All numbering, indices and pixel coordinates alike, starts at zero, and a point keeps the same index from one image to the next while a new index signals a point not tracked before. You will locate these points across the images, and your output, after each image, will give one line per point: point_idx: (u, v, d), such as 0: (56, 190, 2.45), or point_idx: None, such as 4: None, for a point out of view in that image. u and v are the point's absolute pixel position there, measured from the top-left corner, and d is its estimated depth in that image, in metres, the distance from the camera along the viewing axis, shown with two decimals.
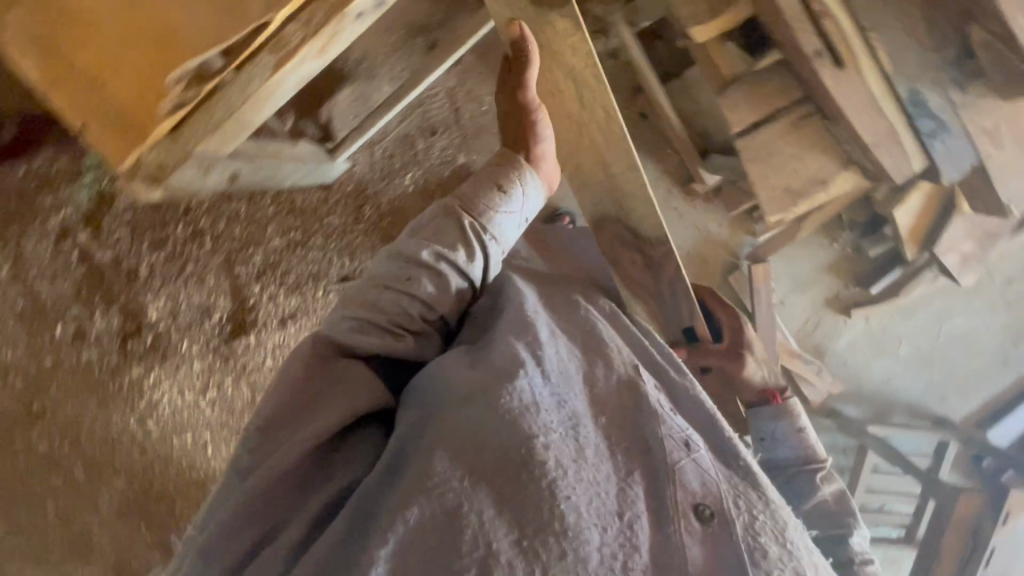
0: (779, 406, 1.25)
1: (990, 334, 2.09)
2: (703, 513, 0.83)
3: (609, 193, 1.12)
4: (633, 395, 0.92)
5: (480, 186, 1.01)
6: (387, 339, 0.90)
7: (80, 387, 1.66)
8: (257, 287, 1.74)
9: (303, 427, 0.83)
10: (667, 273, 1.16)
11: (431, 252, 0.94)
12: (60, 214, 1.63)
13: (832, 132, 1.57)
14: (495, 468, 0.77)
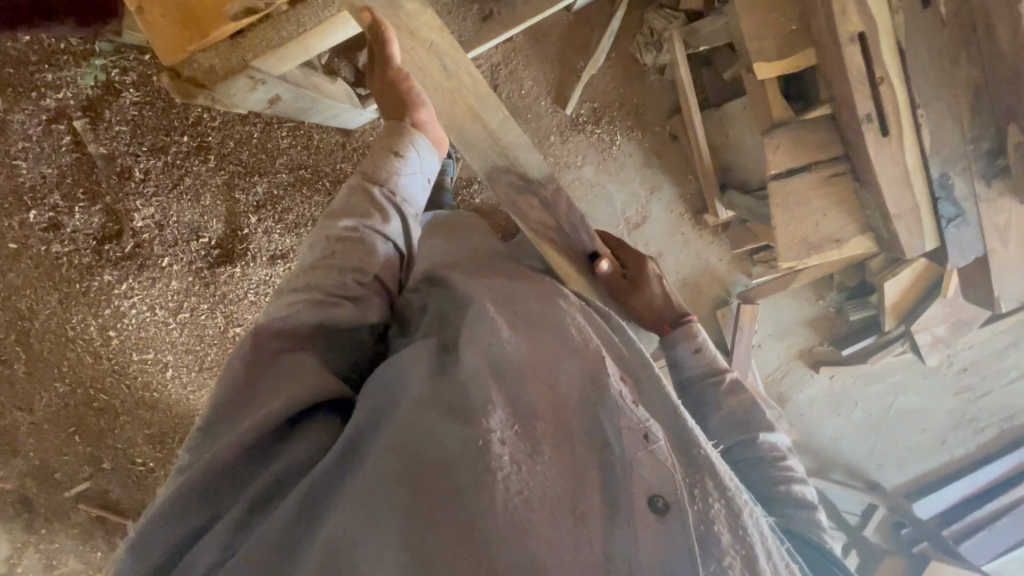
0: (670, 333, 1.18)
1: (937, 414, 2.23)
2: (656, 503, 0.74)
3: (489, 145, 1.03)
4: (594, 389, 0.84)
5: (380, 154, 0.94)
6: (324, 307, 0.84)
7: (46, 281, 1.61)
8: (253, 219, 1.67)
9: (251, 410, 0.78)
10: (562, 210, 1.10)
11: (349, 221, 0.90)
12: (59, 96, 1.52)
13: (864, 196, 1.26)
14: (446, 454, 0.73)
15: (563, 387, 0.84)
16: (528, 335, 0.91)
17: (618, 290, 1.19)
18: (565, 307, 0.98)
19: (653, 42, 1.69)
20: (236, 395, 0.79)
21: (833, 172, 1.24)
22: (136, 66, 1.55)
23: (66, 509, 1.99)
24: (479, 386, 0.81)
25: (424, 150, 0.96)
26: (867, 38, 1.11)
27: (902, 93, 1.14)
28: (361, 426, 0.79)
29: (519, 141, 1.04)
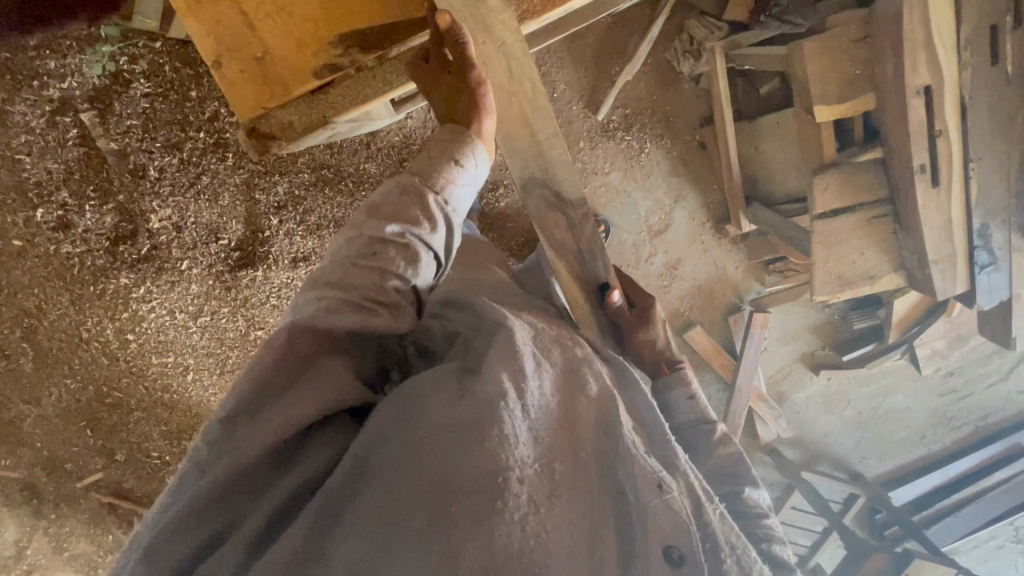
0: (667, 373, 1.13)
1: (922, 414, 2.36)
2: (672, 555, 0.66)
3: (532, 154, 0.98)
4: (609, 437, 0.74)
5: (432, 157, 0.82)
6: (357, 313, 0.72)
7: (54, 280, 1.55)
8: (274, 221, 1.60)
9: (283, 408, 0.66)
10: (585, 236, 1.04)
11: (396, 225, 0.77)
12: (64, 85, 1.41)
13: (900, 237, 1.30)
14: (461, 495, 0.60)
15: (577, 429, 0.73)
16: (543, 369, 0.78)
17: (627, 328, 1.12)
18: (582, 357, 0.85)
19: (692, 51, 1.64)
20: (266, 387, 0.67)
21: (877, 214, 1.28)
22: (147, 52, 1.42)
23: (75, 492, 1.84)
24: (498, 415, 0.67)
25: (479, 160, 0.85)
26: (932, 92, 1.11)
27: (958, 147, 1.15)
28: (361, 448, 0.67)
29: (564, 160, 0.98)
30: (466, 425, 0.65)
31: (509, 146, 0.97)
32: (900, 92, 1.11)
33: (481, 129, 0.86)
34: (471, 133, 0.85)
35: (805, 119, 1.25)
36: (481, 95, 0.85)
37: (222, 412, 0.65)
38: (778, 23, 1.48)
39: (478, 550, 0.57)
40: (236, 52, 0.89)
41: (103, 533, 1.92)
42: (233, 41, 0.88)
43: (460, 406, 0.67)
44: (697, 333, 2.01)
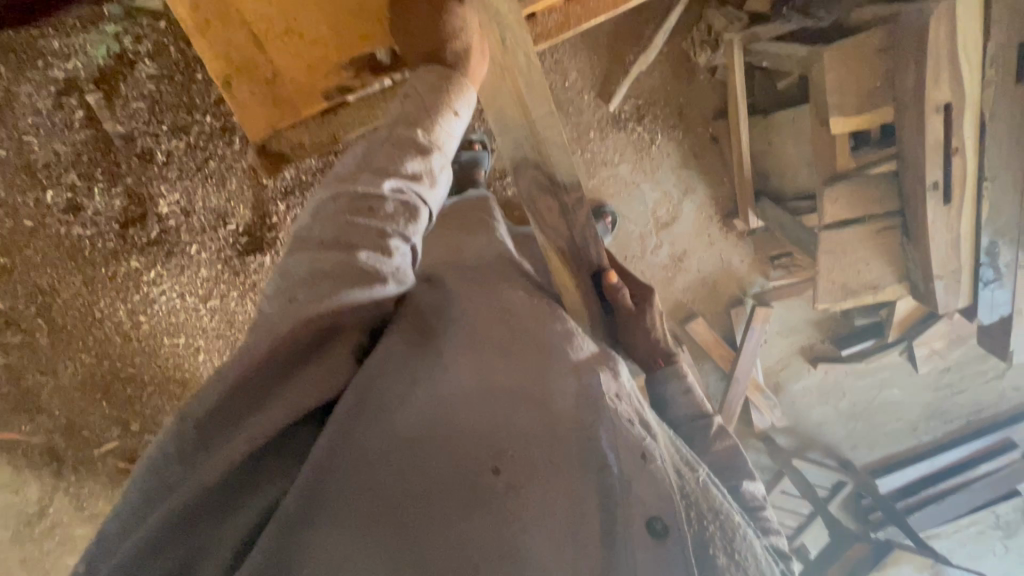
0: (664, 366, 1.13)
1: (915, 406, 2.40)
2: (655, 526, 0.64)
3: (525, 134, 0.92)
4: (589, 410, 0.73)
5: (430, 100, 0.78)
6: (359, 279, 0.70)
7: (67, 261, 1.58)
8: (281, 206, 1.61)
9: (264, 412, 0.65)
10: (579, 223, 1.01)
11: (392, 181, 0.74)
12: (68, 66, 1.39)
13: (905, 248, 1.29)
14: (439, 493, 0.64)
15: (553, 408, 0.73)
16: (514, 359, 0.80)
17: (622, 318, 1.10)
18: (559, 329, 0.87)
19: (710, 41, 1.60)
20: (239, 393, 0.64)
21: (884, 226, 1.27)
22: (151, 33, 1.40)
23: (93, 458, 1.93)
24: (467, 407, 0.71)
25: (471, 104, 0.82)
26: (952, 109, 1.08)
27: (973, 164, 1.14)
28: (346, 432, 0.66)
29: (558, 140, 0.92)
30: (433, 423, 0.68)
31: (503, 128, 0.94)
32: (919, 107, 1.08)
33: (472, 72, 0.85)
34: (463, 77, 0.82)
35: (821, 128, 1.22)
36: (473, 36, 0.85)
37: (194, 420, 0.62)
38: (799, 17, 1.41)
39: (453, 536, 0.61)
40: (243, 71, 0.91)
41: (120, 494, 2.02)
42: (243, 62, 0.90)
43: (428, 402, 0.70)
44: (698, 324, 2.02)
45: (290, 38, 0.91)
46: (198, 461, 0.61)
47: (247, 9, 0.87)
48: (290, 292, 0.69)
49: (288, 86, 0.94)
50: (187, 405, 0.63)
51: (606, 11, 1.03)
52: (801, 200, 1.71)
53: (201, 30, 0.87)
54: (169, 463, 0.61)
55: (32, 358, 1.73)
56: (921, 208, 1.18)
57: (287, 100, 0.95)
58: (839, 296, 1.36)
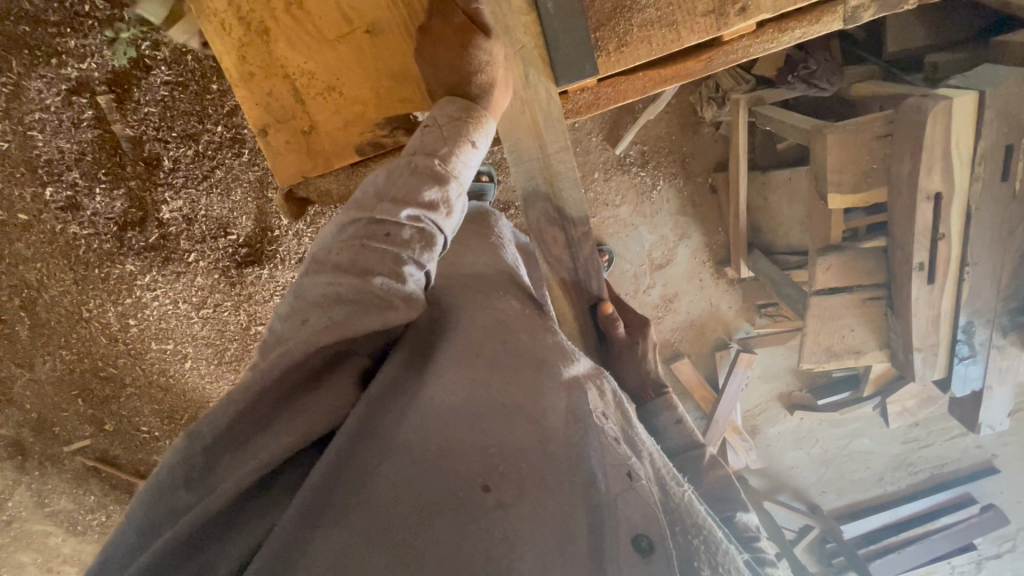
0: (654, 397, 1.13)
1: (882, 457, 2.48)
2: (641, 543, 0.59)
3: (539, 167, 1.01)
4: (577, 427, 0.68)
5: (452, 134, 0.78)
6: (375, 308, 0.65)
7: (58, 258, 1.55)
8: (283, 222, 1.60)
9: (265, 439, 0.61)
10: (582, 255, 1.10)
11: (410, 209, 0.70)
12: (82, 67, 1.37)
13: (888, 319, 1.35)
14: (425, 507, 0.57)
15: (545, 423, 0.67)
16: (507, 367, 0.74)
17: (615, 348, 1.15)
18: (552, 342, 0.81)
19: (717, 98, 1.63)
20: (249, 415, 0.61)
21: (870, 296, 1.34)
22: (166, 44, 1.39)
23: (61, 455, 1.88)
24: (459, 422, 0.65)
25: (490, 137, 0.83)
26: (942, 198, 1.14)
27: (956, 252, 1.20)
28: (343, 453, 0.60)
29: (569, 174, 1.01)
30: (422, 436, 0.63)
31: (517, 157, 1.01)
32: (912, 194, 1.14)
33: (494, 105, 0.87)
34: (484, 109, 0.84)
35: (819, 199, 1.28)
36: (498, 69, 0.87)
37: (203, 442, 0.59)
38: (805, 85, 1.44)
39: (439, 551, 0.55)
40: (281, 120, 0.97)
41: (85, 493, 1.96)
42: (282, 113, 0.96)
43: (416, 419, 0.64)
44: (684, 364, 2.08)
45: (329, 95, 0.95)
46: (205, 483, 0.58)
47: (291, 64, 0.93)
48: (303, 313, 0.66)
49: (319, 136, 0.98)
50: (197, 426, 0.60)
51: (636, 96, 1.00)
52: (791, 255, 1.78)
53: (246, 81, 0.94)
54: (176, 487, 0.57)
55: (11, 350, 1.69)
56: (907, 287, 1.24)
57: (321, 151, 0.99)
58: (822, 358, 1.43)
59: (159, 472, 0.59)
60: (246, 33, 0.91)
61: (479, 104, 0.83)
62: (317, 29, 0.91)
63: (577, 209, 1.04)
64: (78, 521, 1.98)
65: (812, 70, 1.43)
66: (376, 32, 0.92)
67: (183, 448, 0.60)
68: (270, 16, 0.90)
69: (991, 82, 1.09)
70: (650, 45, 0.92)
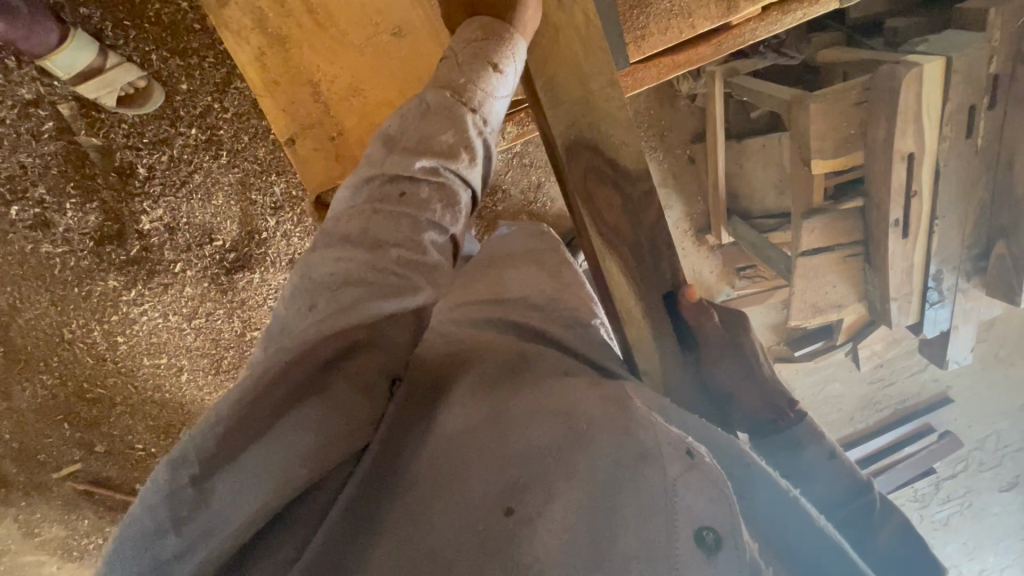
0: (792, 429, 0.84)
1: (854, 400, 2.67)
2: (706, 538, 0.55)
3: (581, 110, 0.89)
4: (619, 413, 0.66)
5: (469, 67, 0.78)
6: (393, 288, 0.64)
7: (30, 281, 1.47)
8: (271, 222, 1.55)
9: (261, 452, 0.57)
10: (648, 219, 0.91)
11: (426, 161, 0.72)
12: (38, 76, 1.29)
13: (866, 273, 1.45)
14: (457, 535, 0.59)
15: (576, 418, 0.66)
16: (523, 381, 0.74)
17: (710, 345, 0.89)
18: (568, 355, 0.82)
19: (692, 71, 1.69)
20: (243, 425, 0.56)
21: (850, 253, 1.44)
22: (123, 46, 1.31)
23: (48, 482, 1.81)
24: (484, 438, 0.66)
25: (519, 64, 0.82)
26: (915, 158, 1.24)
27: (928, 207, 1.31)
28: (355, 498, 0.61)
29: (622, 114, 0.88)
30: (443, 462, 0.65)
31: (552, 99, 0.89)
32: (888, 156, 1.23)
33: (523, 25, 0.83)
34: (513, 29, 0.81)
35: (800, 166, 1.35)
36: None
37: (190, 472, 0.54)
38: (776, 54, 1.54)
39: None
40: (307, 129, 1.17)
41: (77, 518, 1.89)
42: (307, 119, 1.16)
43: (432, 452, 0.66)
44: None
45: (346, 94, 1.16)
46: (193, 522, 0.54)
47: (316, 74, 1.14)
48: (309, 298, 0.65)
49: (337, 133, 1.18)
50: (180, 451, 0.54)
51: (651, 81, 1.23)
52: (769, 219, 1.86)
53: (273, 86, 1.13)
54: (162, 534, 0.53)
55: None
56: (884, 242, 1.34)
57: (352, 158, 1.20)
58: (807, 314, 1.52)
59: (136, 511, 0.54)
60: (278, 43, 1.10)
61: (502, 30, 0.81)
62: (335, 40, 1.13)
63: (635, 164, 0.90)
64: (72, 547, 1.91)
65: (780, 40, 1.54)
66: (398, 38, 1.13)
67: (161, 475, 0.54)
68: (299, 30, 1.11)
69: (954, 48, 1.19)
70: (674, 32, 1.15)
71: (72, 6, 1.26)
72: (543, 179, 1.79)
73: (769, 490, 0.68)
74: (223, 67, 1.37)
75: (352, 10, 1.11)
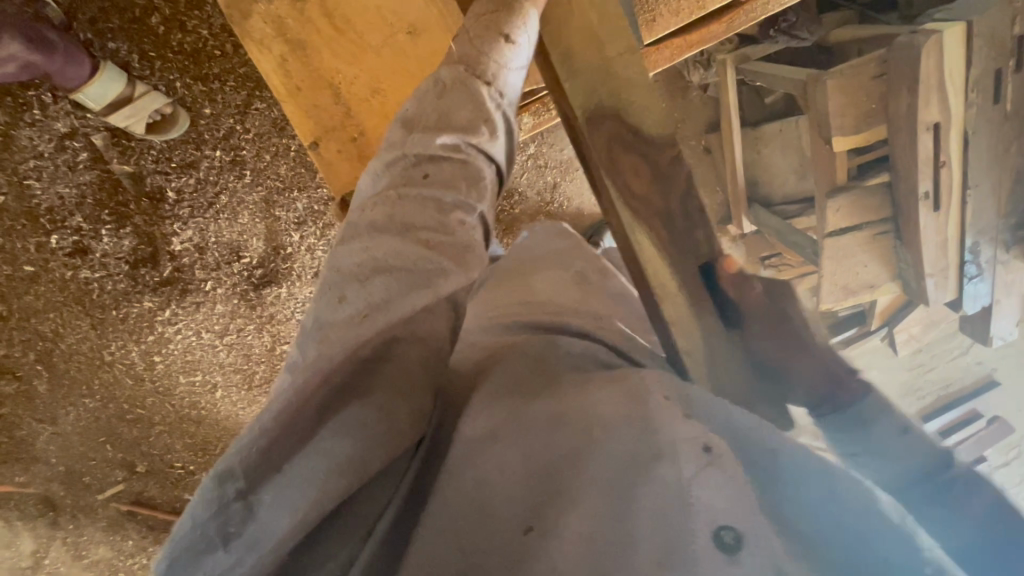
0: (857, 402, 0.80)
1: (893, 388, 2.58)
2: (726, 539, 0.51)
3: (601, 78, 0.83)
4: (637, 408, 0.62)
5: (482, 44, 0.77)
6: (428, 277, 0.65)
7: (71, 306, 1.53)
8: (295, 236, 1.59)
9: (303, 460, 0.57)
10: (681, 183, 0.83)
11: (449, 136, 0.73)
12: (72, 110, 1.35)
13: (898, 249, 1.42)
14: (470, 547, 0.56)
15: (592, 413, 0.63)
16: (539, 385, 0.71)
17: (759, 322, 0.84)
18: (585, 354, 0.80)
19: (702, 60, 1.69)
20: (288, 433, 0.57)
21: (880, 232, 1.41)
22: (149, 75, 1.37)
23: (94, 503, 1.86)
24: (499, 442, 0.63)
25: (532, 34, 0.78)
26: (941, 127, 1.25)
27: (958, 175, 1.30)
28: (389, 536, 0.63)
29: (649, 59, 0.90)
30: (459, 470, 0.62)
31: (569, 70, 0.83)
32: (912, 127, 1.24)
33: None
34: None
35: (820, 147, 1.33)
36: None
37: (237, 487, 0.55)
38: (787, 37, 1.52)
39: None
40: (328, 132, 1.18)
41: (123, 538, 1.94)
42: (330, 123, 1.18)
43: (449, 460, 0.64)
44: None
45: (367, 96, 1.17)
46: (241, 536, 0.55)
47: (335, 76, 1.15)
48: (339, 289, 0.65)
49: (360, 138, 1.19)
50: (225, 465, 0.55)
51: (665, 64, 1.22)
52: (791, 205, 1.84)
53: (293, 92, 1.15)
54: (214, 548, 0.54)
55: (33, 404, 1.66)
56: (913, 213, 1.33)
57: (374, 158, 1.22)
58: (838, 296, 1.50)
59: (183, 525, 0.54)
60: (296, 49, 1.13)
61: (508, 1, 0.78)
62: (352, 42, 1.13)
63: (659, 126, 0.83)
64: (118, 567, 1.96)
65: (791, 22, 1.50)
66: (415, 32, 1.13)
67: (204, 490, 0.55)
68: (319, 34, 1.12)
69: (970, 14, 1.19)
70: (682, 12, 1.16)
71: (102, 43, 1.33)
72: (559, 179, 1.79)
73: (811, 485, 0.60)
74: (244, 89, 1.42)
75: (366, 13, 1.12)
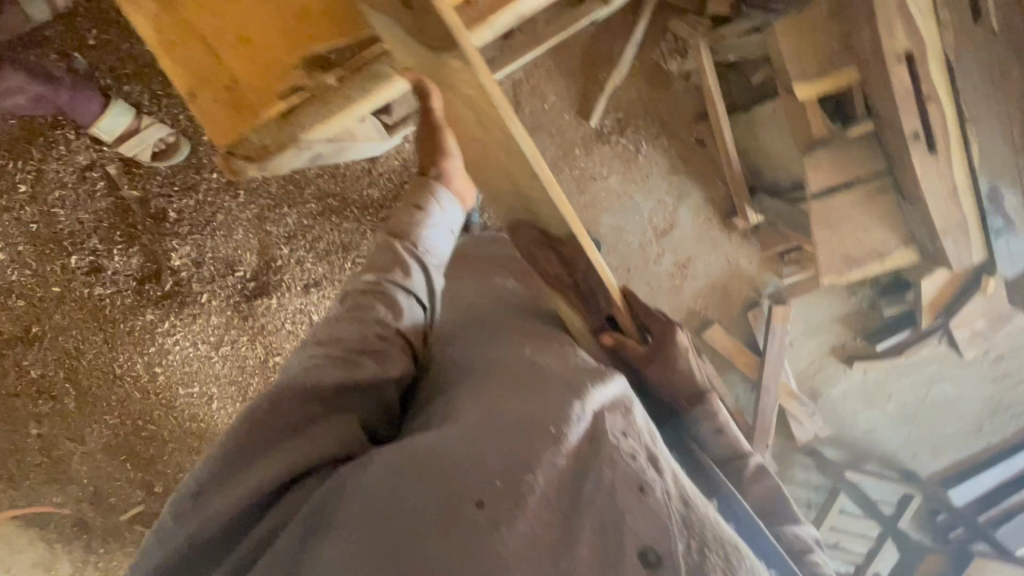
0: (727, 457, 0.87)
1: (974, 402, 2.20)
2: (648, 555, 0.58)
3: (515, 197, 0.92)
4: (597, 438, 0.67)
5: (404, 212, 0.98)
6: (346, 364, 0.79)
7: (89, 321, 1.66)
8: (285, 249, 1.68)
9: (271, 455, 0.71)
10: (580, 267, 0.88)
11: (376, 278, 0.91)
12: (91, 144, 1.55)
13: (901, 205, 1.53)
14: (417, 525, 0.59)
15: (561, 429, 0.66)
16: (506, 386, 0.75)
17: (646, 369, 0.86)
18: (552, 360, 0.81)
19: (678, 48, 1.70)
20: (262, 428, 0.72)
21: (874, 186, 1.53)
22: (157, 111, 1.54)
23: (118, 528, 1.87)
24: (467, 444, 0.66)
25: (448, 208, 1.01)
26: (913, 57, 1.32)
27: (949, 111, 1.36)
28: (314, 515, 0.66)
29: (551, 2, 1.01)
30: (423, 462, 0.64)
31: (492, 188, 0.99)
32: (882, 58, 1.32)
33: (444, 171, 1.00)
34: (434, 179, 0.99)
35: None
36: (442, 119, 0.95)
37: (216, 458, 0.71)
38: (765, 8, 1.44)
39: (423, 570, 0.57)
40: (202, 78, 0.96)
41: None
42: (204, 67, 0.95)
43: (406, 449, 0.67)
44: (717, 331, 1.94)
45: (248, 32, 0.94)
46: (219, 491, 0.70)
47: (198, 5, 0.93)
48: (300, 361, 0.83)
49: (241, 82, 0.96)
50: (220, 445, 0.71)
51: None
52: (797, 189, 1.71)
53: (161, 34, 0.93)
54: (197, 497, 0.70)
55: (60, 424, 1.75)
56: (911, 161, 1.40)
57: (252, 105, 0.97)
58: (845, 267, 1.58)
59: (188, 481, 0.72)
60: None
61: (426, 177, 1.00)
62: None
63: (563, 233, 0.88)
64: None
65: None
66: None
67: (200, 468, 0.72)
68: None
69: None
70: None
71: (118, 87, 1.51)
72: None
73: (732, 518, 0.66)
74: None
75: None
